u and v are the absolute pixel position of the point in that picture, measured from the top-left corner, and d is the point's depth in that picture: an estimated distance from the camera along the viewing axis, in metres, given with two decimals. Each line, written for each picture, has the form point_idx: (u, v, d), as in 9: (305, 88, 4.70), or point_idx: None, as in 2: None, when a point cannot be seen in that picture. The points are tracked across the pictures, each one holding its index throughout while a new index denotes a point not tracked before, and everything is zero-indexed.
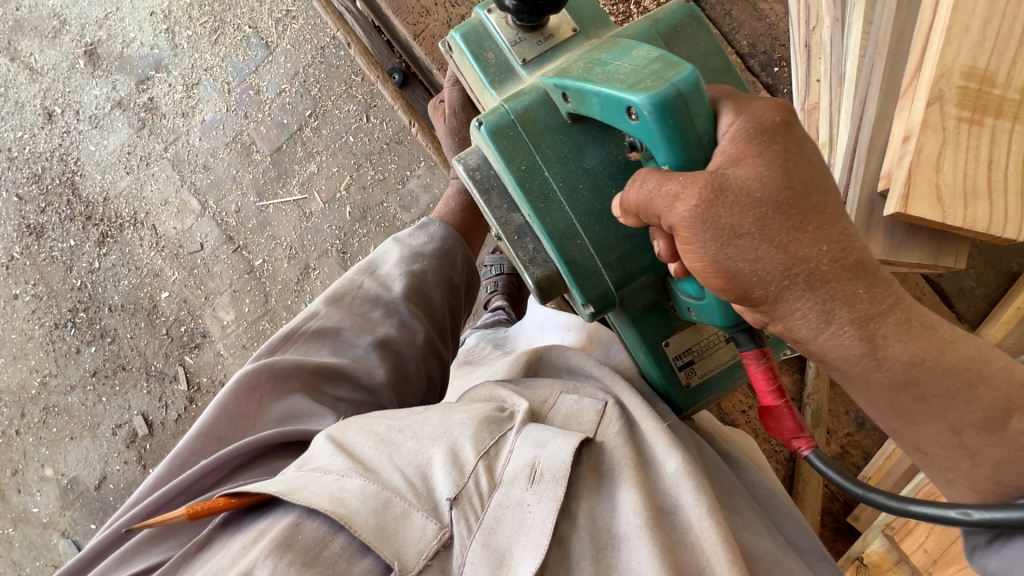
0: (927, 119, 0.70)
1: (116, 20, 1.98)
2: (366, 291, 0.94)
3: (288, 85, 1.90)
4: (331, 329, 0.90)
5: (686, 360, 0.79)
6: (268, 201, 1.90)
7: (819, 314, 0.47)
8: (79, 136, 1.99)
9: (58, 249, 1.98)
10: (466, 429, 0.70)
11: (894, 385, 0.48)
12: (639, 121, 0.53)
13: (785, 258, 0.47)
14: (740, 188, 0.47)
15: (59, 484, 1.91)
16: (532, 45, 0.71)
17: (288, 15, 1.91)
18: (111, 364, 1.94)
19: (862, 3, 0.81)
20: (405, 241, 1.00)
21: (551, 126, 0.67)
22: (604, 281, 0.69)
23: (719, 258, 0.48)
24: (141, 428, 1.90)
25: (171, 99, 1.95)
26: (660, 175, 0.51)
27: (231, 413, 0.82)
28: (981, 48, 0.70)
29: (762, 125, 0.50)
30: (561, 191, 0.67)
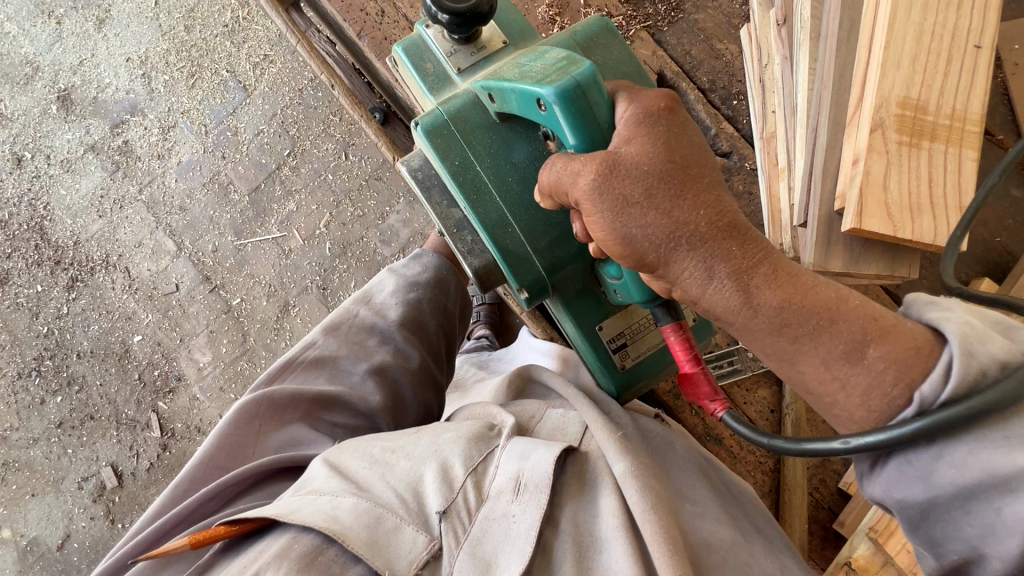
0: (872, 144, 0.77)
1: (92, 65, 1.99)
2: (360, 320, 0.96)
3: (266, 126, 1.93)
4: (330, 356, 0.91)
5: (619, 343, 0.87)
6: (246, 240, 1.90)
7: (702, 270, 0.54)
8: (50, 181, 1.96)
9: (24, 295, 1.92)
10: (456, 446, 0.72)
11: (771, 329, 0.53)
12: (548, 112, 0.63)
13: (669, 222, 0.55)
14: (630, 163, 0.56)
15: (18, 545, 1.80)
16: (465, 56, 0.83)
17: (266, 59, 1.95)
18: (79, 413, 1.86)
19: (806, 43, 0.90)
20: (401, 271, 1.02)
21: (482, 126, 0.77)
22: (535, 266, 0.79)
23: (616, 225, 0.56)
24: (110, 480, 1.82)
25: (147, 141, 1.95)
26: (567, 158, 0.61)
27: (231, 442, 0.82)
28: (913, 81, 0.77)
29: (649, 112, 0.60)
30: (492, 183, 0.76)
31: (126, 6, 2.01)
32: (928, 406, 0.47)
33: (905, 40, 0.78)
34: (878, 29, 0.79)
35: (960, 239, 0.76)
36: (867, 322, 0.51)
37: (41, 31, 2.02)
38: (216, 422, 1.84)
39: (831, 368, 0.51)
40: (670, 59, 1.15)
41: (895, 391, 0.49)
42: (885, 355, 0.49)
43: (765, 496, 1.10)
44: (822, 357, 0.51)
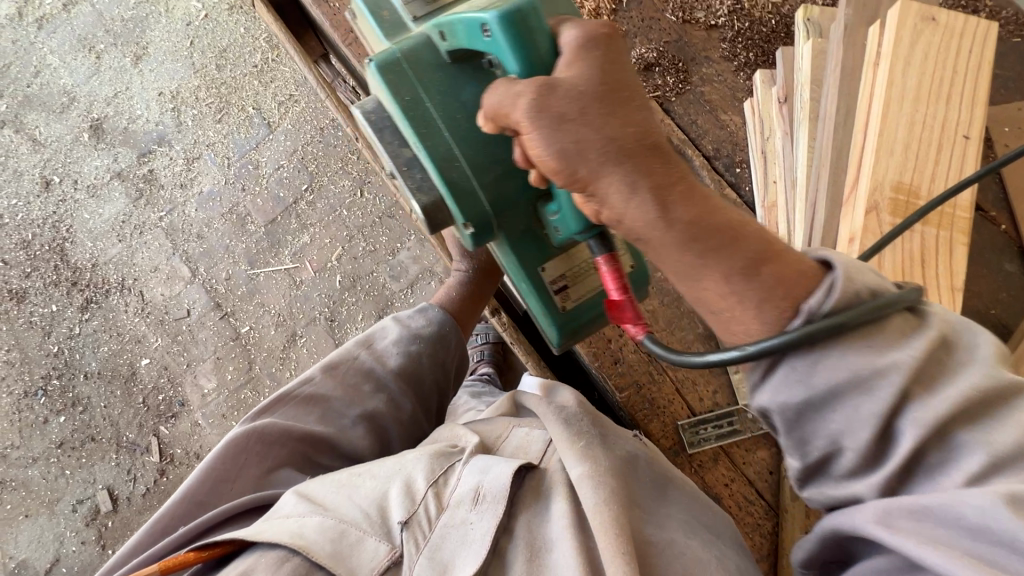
0: (867, 225, 0.80)
1: (125, 97, 2.07)
2: (360, 363, 0.99)
3: (287, 161, 2.00)
4: (326, 395, 0.94)
5: (560, 285, 0.86)
6: (259, 269, 1.95)
7: (627, 185, 0.52)
8: (75, 205, 2.02)
9: (38, 314, 1.95)
10: (418, 463, 0.74)
11: (681, 243, 0.52)
12: (491, 37, 0.62)
13: (600, 138, 0.53)
14: (567, 84, 0.55)
15: (6, 567, 1.79)
16: (421, 6, 0.84)
17: (291, 98, 2.05)
18: (81, 434, 1.88)
19: (806, 124, 0.98)
20: (405, 321, 1.06)
21: (433, 64, 0.76)
22: (479, 200, 0.77)
23: (552, 141, 0.54)
24: (105, 504, 1.82)
25: (171, 171, 2.02)
26: (508, 82, 0.58)
27: (217, 475, 0.84)
28: (905, 167, 0.81)
29: (594, 35, 0.58)
30: (440, 119, 0.75)
31: (162, 43, 2.11)
32: (812, 319, 0.49)
33: (898, 128, 0.82)
34: (872, 117, 0.84)
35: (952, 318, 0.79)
36: (765, 242, 0.52)
37: (79, 62, 2.11)
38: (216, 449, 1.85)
39: (733, 283, 0.51)
40: (676, 127, 1.21)
41: (785, 305, 0.50)
42: (775, 274, 0.51)
43: (763, 562, 1.09)
44: (727, 270, 0.51)
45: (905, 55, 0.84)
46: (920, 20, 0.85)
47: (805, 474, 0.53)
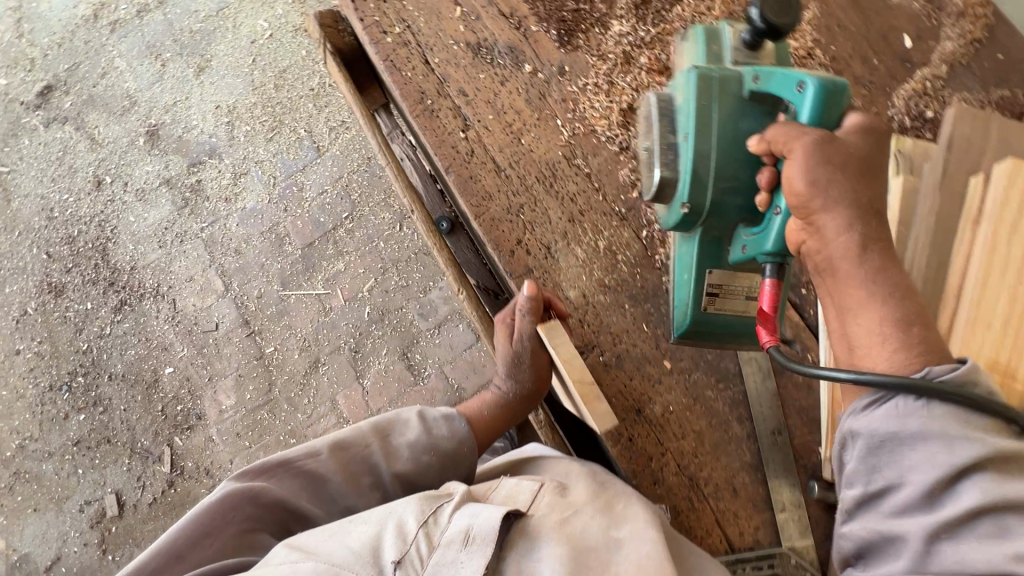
0: None
1: (184, 107, 2.11)
2: (366, 454, 0.94)
3: (331, 187, 2.02)
4: (325, 478, 0.90)
5: (711, 290, 0.82)
6: (291, 291, 1.95)
7: (849, 221, 0.62)
8: (121, 207, 2.05)
9: (73, 310, 1.98)
10: (409, 505, 0.72)
11: (877, 272, 0.61)
12: (802, 94, 0.67)
13: (852, 186, 0.62)
14: (844, 145, 0.64)
15: (8, 559, 1.80)
16: (748, 57, 0.78)
17: (343, 125, 2.06)
18: (97, 435, 1.89)
19: None
20: (429, 422, 0.99)
21: (733, 95, 0.74)
22: (708, 190, 0.75)
23: (809, 167, 0.63)
24: (111, 508, 1.83)
25: (218, 183, 2.05)
26: (795, 124, 0.67)
27: (201, 531, 0.79)
28: (1002, 345, 0.76)
29: (877, 126, 0.67)
30: (717, 135, 0.74)
31: (225, 58, 2.15)
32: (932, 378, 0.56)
33: (998, 305, 0.78)
34: (970, 285, 0.80)
35: None
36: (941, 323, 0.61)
37: (144, 68, 2.16)
38: (226, 467, 1.85)
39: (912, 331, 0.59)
40: None
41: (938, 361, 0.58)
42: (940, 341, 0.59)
43: None
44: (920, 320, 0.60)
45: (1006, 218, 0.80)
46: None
47: (859, 505, 0.58)
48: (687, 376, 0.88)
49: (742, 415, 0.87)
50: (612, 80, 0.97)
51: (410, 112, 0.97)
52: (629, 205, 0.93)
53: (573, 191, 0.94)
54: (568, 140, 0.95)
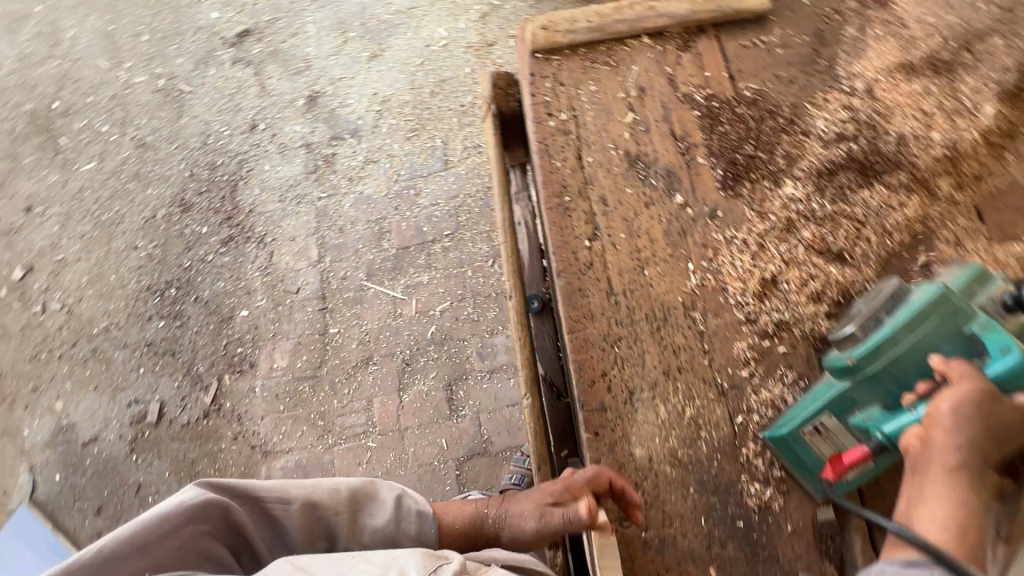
0: None
1: (347, 85, 2.26)
2: (331, 522, 0.84)
3: (444, 202, 2.06)
4: (285, 532, 0.82)
5: (819, 429, 0.77)
6: (372, 284, 2.02)
7: (963, 447, 0.67)
8: (262, 154, 2.22)
9: (190, 229, 2.17)
10: (412, 558, 0.67)
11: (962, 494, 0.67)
12: (1004, 356, 0.68)
13: (982, 428, 0.67)
14: (1003, 404, 0.68)
15: (62, 420, 2.02)
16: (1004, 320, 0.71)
17: (477, 148, 2.10)
18: (166, 345, 2.06)
19: None
20: (403, 514, 0.88)
21: (958, 319, 0.71)
22: (881, 358, 0.74)
23: (961, 392, 0.68)
24: (152, 414, 1.99)
25: (349, 162, 2.16)
26: (974, 366, 0.70)
27: (141, 543, 0.69)
28: None
29: None
30: (918, 338, 0.72)
31: (398, 53, 2.27)
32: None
33: None
34: None
35: None
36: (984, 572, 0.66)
37: (328, 39, 2.33)
38: (256, 421, 1.94)
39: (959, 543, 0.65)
40: None
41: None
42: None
43: None
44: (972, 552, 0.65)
45: None
46: None
47: None
48: None
49: None
50: (763, 244, 0.89)
51: (545, 202, 0.95)
52: (733, 381, 0.84)
53: (679, 343, 0.86)
54: (693, 289, 0.88)
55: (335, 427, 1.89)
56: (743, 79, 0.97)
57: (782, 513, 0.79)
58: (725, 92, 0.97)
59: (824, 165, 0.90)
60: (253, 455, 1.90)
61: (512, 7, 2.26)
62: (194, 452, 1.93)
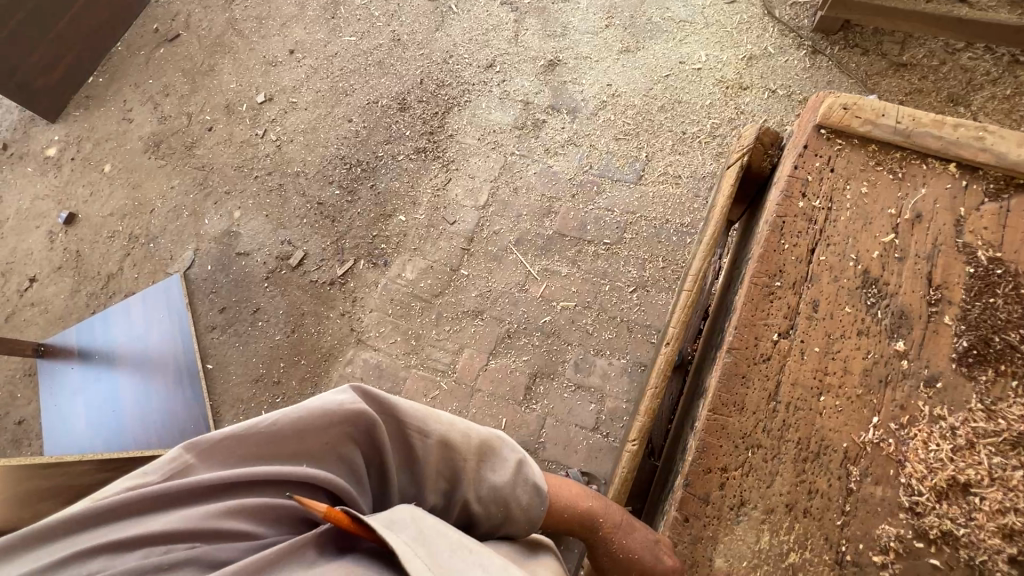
0: None
1: (588, 66, 2.29)
2: (456, 465, 0.91)
3: (618, 213, 2.04)
4: (418, 460, 0.90)
5: None
6: (516, 251, 2.07)
7: None
8: (485, 92, 2.34)
9: (396, 127, 2.37)
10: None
11: None
12: None
13: None
14: None
15: (232, 227, 2.36)
16: None
17: (675, 179, 2.04)
18: (331, 210, 2.30)
19: None
20: (519, 479, 0.94)
21: None
22: None
23: None
24: (294, 259, 2.25)
25: (552, 135, 2.21)
26: None
27: (303, 436, 0.82)
28: None
29: None
30: None
31: (649, 57, 2.25)
32: None
33: None
34: None
35: None
36: None
37: (593, 17, 2.37)
38: (364, 310, 2.12)
39: None
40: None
41: None
42: None
43: None
44: None
45: None
46: None
47: None
48: None
49: None
50: (974, 444, 0.76)
51: (752, 275, 0.89)
52: (858, 559, 0.74)
53: (818, 487, 0.78)
54: (865, 443, 0.78)
55: (422, 353, 2.00)
56: None
57: None
58: (1016, 263, 0.83)
59: None
60: (349, 336, 2.09)
61: (784, 61, 2.12)
62: (308, 307, 2.17)
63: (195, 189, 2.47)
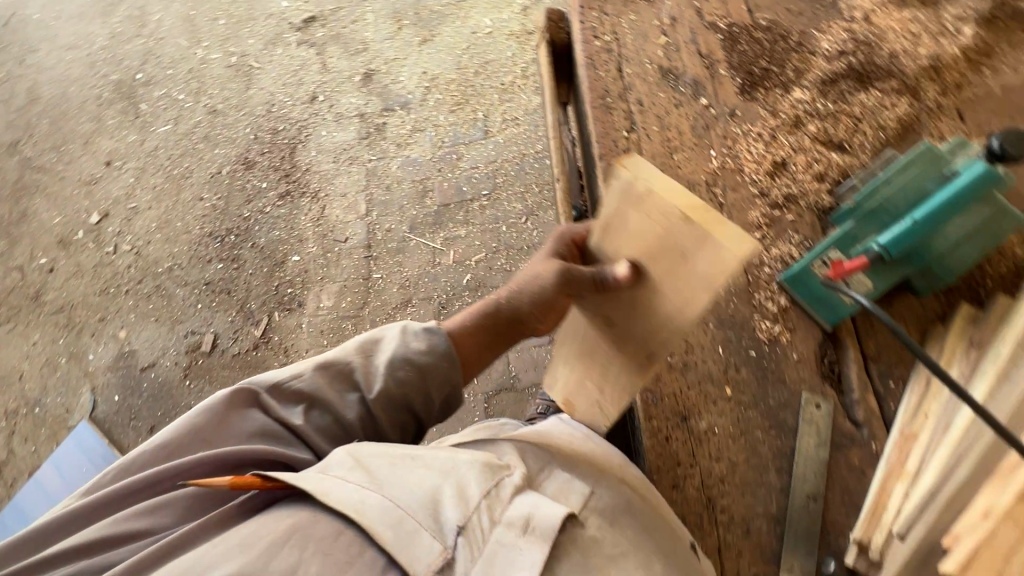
0: (1013, 511, 0.59)
1: (400, 64, 2.51)
2: (353, 376, 0.88)
3: (483, 166, 2.26)
4: (315, 396, 0.86)
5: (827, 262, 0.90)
6: (414, 236, 2.20)
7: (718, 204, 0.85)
8: (321, 121, 2.46)
9: (251, 184, 2.39)
10: (469, 471, 0.76)
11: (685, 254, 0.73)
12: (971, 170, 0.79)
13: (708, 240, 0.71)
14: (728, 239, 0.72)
15: (123, 347, 2.20)
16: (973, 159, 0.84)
17: (515, 121, 2.32)
18: (222, 284, 2.25)
19: (990, 374, 0.76)
20: (408, 337, 0.90)
21: (943, 162, 0.84)
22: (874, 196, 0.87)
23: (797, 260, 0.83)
24: (206, 345, 2.16)
25: (398, 131, 2.39)
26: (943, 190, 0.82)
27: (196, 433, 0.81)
28: None
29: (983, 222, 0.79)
30: (907, 176, 0.85)
31: (447, 39, 2.53)
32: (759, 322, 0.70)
33: None
34: None
35: None
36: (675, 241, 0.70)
37: (384, 26, 2.60)
38: (301, 353, 2.09)
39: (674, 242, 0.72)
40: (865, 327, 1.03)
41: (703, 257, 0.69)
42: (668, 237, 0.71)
43: None
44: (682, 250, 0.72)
45: None
46: None
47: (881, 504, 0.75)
48: (741, 410, 0.90)
49: (781, 468, 0.86)
50: (775, 135, 1.05)
51: (590, 103, 1.13)
52: None
53: None
54: (714, 169, 1.05)
55: None
56: (758, 12, 1.16)
57: (789, 346, 0.93)
58: (743, 22, 1.16)
59: (827, 74, 1.07)
60: None
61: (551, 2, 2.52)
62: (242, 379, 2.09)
63: (63, 333, 2.26)
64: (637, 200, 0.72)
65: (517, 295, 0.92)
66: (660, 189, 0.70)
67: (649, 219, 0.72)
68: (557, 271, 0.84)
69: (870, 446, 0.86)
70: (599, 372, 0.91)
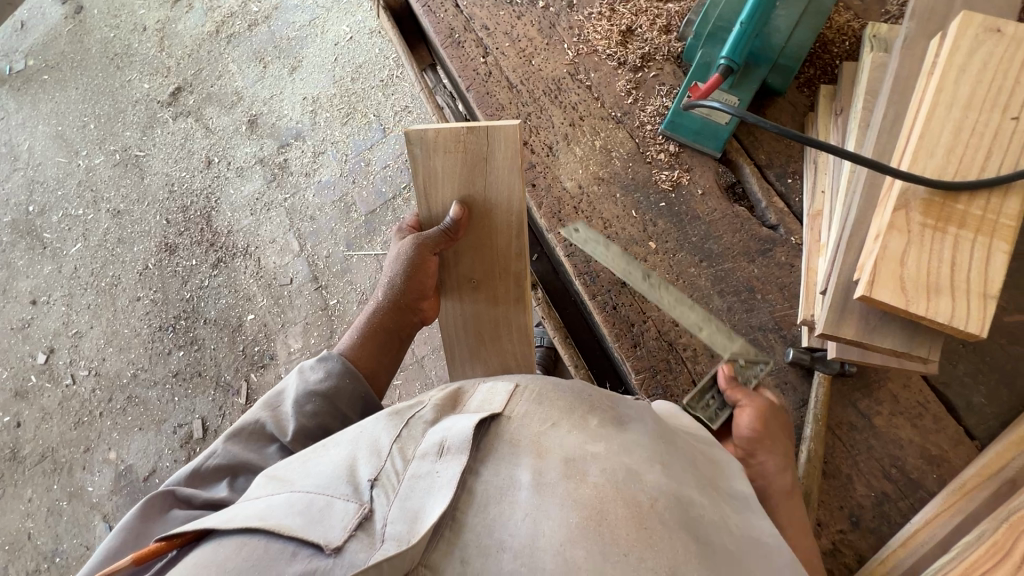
0: (893, 221, 0.68)
1: (278, 100, 2.50)
2: (267, 430, 0.83)
3: (394, 162, 2.29)
4: (236, 464, 0.79)
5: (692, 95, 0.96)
6: (354, 252, 2.22)
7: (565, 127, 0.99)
8: (224, 181, 2.44)
9: (181, 266, 2.36)
10: (377, 425, 0.67)
11: (486, 165, 0.92)
12: None
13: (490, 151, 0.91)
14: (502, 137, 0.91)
15: (117, 468, 2.15)
16: None
17: (406, 110, 2.36)
18: (191, 368, 2.22)
19: (855, 130, 0.84)
20: (304, 373, 0.88)
21: None
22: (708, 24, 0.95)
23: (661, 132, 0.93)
24: (197, 431, 2.14)
25: (301, 161, 2.38)
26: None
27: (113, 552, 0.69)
28: (943, 171, 0.67)
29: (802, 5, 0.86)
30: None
31: (312, 60, 2.52)
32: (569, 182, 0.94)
33: (959, 85, 0.68)
34: (926, 95, 0.71)
35: (980, 324, 0.63)
36: (474, 159, 0.92)
37: (250, 69, 2.59)
38: None
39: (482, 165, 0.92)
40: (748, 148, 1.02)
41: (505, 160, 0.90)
42: (470, 162, 0.92)
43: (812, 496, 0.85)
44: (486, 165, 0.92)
45: (961, 63, 0.69)
46: (983, 31, 0.69)
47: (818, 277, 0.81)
48: (671, 257, 0.96)
49: (724, 290, 0.93)
50: (614, 8, 1.10)
51: (441, 45, 1.15)
52: (624, 110, 1.04)
53: (575, 101, 1.06)
54: (572, 60, 1.09)
55: None
56: None
57: (693, 185, 0.99)
58: None
59: None
60: None
61: None
62: None
63: (54, 477, 2.18)
64: (433, 145, 0.91)
65: (389, 293, 0.99)
66: (442, 130, 0.91)
67: (450, 155, 0.91)
68: (410, 244, 0.96)
69: (790, 241, 0.93)
70: (490, 315, 1.06)
